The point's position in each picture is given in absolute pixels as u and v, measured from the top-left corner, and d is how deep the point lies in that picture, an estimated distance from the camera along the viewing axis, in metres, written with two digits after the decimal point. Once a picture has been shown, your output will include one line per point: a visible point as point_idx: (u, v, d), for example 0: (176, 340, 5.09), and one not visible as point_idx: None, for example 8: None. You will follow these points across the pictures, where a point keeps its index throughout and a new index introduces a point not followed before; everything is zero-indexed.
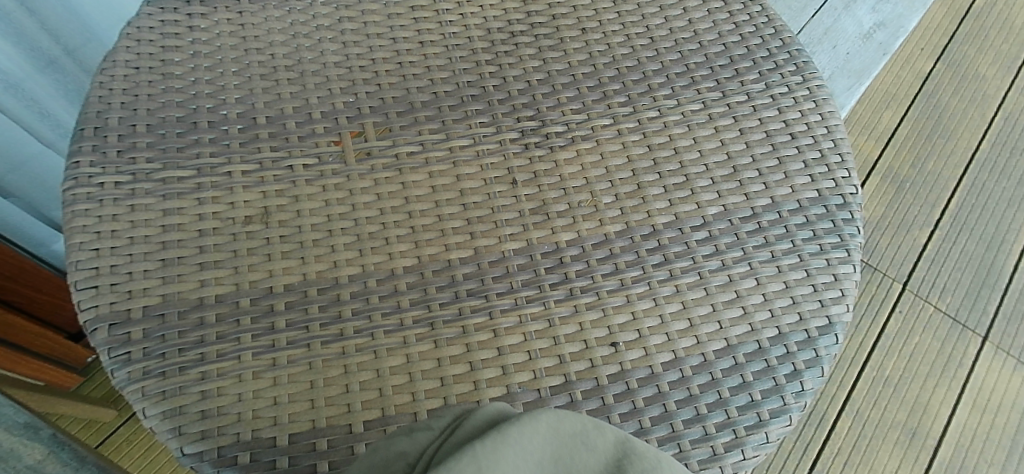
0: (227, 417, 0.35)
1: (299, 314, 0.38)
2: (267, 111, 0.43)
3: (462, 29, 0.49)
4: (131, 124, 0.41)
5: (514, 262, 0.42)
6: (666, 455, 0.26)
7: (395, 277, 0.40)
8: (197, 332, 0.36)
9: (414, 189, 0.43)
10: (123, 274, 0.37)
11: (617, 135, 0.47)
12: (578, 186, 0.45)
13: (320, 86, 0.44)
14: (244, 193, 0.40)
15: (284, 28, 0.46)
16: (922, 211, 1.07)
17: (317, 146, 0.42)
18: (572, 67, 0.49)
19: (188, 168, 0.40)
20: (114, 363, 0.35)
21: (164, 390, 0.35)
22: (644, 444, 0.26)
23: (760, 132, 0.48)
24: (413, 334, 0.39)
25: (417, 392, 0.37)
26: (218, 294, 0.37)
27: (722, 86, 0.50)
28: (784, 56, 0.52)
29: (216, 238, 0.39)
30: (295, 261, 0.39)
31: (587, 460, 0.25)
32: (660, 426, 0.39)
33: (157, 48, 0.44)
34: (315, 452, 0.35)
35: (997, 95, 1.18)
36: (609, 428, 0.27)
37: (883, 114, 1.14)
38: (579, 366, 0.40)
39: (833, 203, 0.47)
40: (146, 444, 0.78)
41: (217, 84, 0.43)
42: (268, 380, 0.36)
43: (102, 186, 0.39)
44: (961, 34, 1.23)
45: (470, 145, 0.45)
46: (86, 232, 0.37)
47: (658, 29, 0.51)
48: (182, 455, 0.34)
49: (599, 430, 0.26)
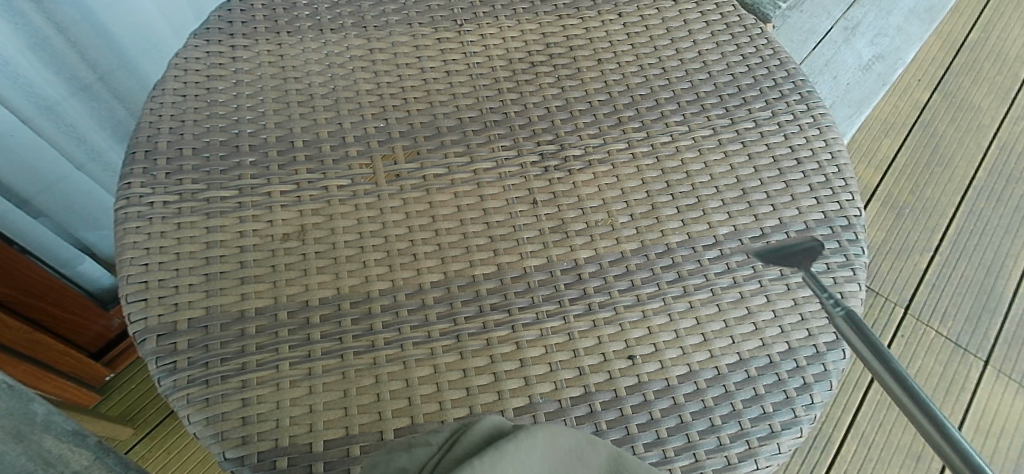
0: (266, 424, 0.36)
1: (334, 327, 0.40)
2: (303, 135, 0.45)
3: (486, 59, 0.52)
4: (178, 148, 0.43)
5: (535, 278, 0.44)
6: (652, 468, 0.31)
7: (423, 292, 0.42)
8: (239, 342, 0.38)
9: (441, 208, 0.45)
10: (170, 288, 0.39)
11: (632, 159, 0.50)
12: (595, 207, 0.47)
13: (353, 112, 0.47)
14: (282, 212, 0.42)
15: (320, 59, 0.49)
16: (922, 236, 1.09)
17: (350, 169, 0.45)
18: (589, 95, 0.52)
19: (230, 188, 0.42)
20: (161, 371, 0.37)
21: (208, 397, 0.36)
22: (633, 459, 0.31)
23: (767, 157, 0.51)
24: (440, 345, 0.40)
25: (444, 401, 0.39)
26: (258, 307, 0.39)
27: (731, 113, 0.52)
28: (788, 85, 0.55)
29: (256, 254, 0.41)
30: (330, 275, 0.41)
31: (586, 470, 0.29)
32: (675, 436, 0.40)
33: (202, 76, 0.46)
34: (348, 458, 0.36)
35: (993, 125, 1.21)
36: (604, 443, 0.32)
37: (882, 142, 1.18)
38: (598, 377, 0.41)
39: (838, 224, 0.49)
40: (160, 463, 0.78)
41: (258, 110, 0.46)
42: (305, 388, 0.38)
43: (152, 205, 0.41)
44: (956, 66, 1.27)
45: (493, 167, 0.47)
46: (136, 248, 0.40)
47: (670, 60, 0.54)
48: (224, 460, 0.36)
49: (594, 445, 0.31)
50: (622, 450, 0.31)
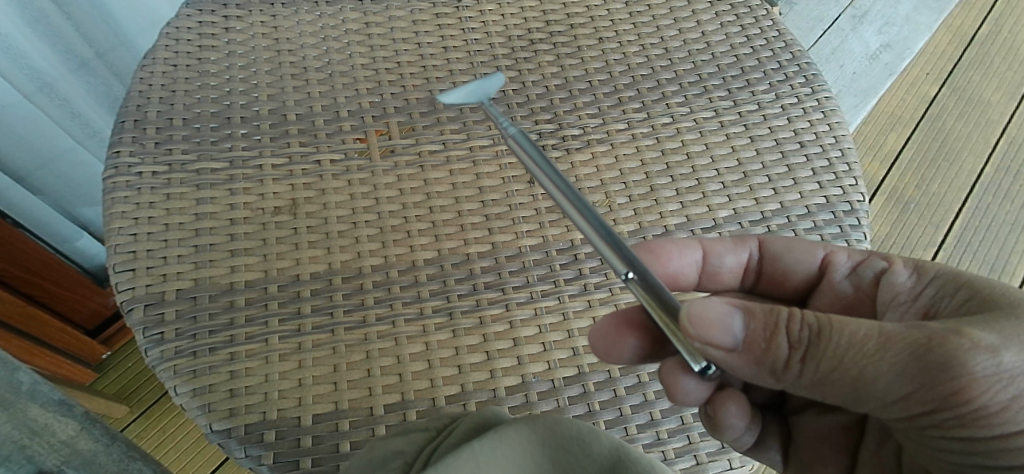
0: (254, 397, 0.36)
1: (324, 301, 0.39)
2: (296, 108, 0.45)
3: (484, 36, 0.51)
4: (168, 118, 0.43)
5: (529, 257, 0.43)
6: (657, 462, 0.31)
7: (416, 269, 0.41)
8: (227, 314, 0.38)
9: (436, 185, 0.45)
10: (158, 259, 0.38)
11: (631, 139, 0.49)
12: (593, 187, 0.47)
13: (348, 87, 0.46)
14: (274, 186, 0.42)
15: (315, 31, 0.48)
16: (926, 231, 1.08)
17: (344, 143, 0.44)
18: (589, 74, 0.51)
19: (221, 160, 0.42)
20: (148, 342, 0.37)
21: (195, 369, 0.36)
22: (639, 452, 0.31)
23: (769, 140, 0.50)
24: (432, 322, 0.40)
25: (435, 378, 0.38)
26: (248, 280, 0.39)
27: (733, 94, 0.51)
28: (793, 68, 0.54)
29: (246, 227, 0.40)
30: (322, 250, 0.41)
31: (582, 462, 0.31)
32: (670, 418, 0.40)
33: (195, 47, 0.46)
34: (337, 432, 0.36)
35: (1001, 120, 1.20)
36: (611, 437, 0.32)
37: (888, 135, 1.17)
38: (592, 358, 0.41)
39: (840, 209, 0.48)
40: (155, 442, 0.78)
41: (251, 82, 0.45)
42: (294, 362, 0.37)
43: (141, 175, 0.40)
44: (966, 60, 1.25)
45: (490, 145, 0.47)
46: (125, 218, 0.39)
47: (672, 40, 0.53)
48: (210, 432, 0.35)
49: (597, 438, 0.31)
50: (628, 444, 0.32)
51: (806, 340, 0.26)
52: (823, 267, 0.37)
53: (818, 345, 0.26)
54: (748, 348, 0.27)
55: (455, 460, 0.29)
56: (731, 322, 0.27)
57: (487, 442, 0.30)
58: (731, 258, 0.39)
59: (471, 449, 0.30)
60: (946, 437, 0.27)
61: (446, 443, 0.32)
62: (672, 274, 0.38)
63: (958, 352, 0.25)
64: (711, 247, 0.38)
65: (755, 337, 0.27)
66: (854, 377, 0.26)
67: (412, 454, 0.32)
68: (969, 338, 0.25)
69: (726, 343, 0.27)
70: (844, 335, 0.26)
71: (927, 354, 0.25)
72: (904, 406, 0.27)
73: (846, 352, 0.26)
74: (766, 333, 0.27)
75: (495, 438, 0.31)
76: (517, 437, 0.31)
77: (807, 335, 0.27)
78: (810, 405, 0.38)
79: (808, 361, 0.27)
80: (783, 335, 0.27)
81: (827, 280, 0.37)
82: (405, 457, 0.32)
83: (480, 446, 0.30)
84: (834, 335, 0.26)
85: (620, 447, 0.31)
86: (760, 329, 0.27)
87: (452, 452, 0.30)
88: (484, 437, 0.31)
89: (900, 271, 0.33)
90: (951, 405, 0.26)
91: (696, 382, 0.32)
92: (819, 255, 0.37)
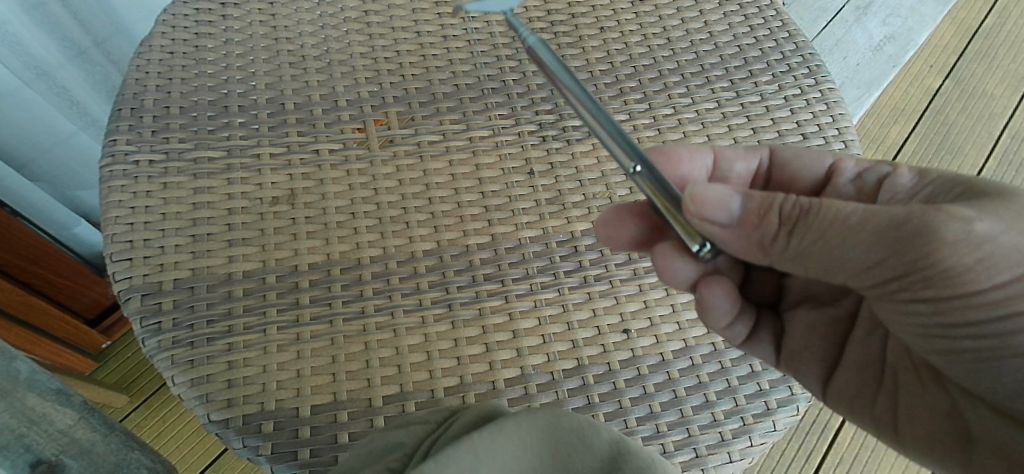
0: (252, 387, 0.36)
1: (323, 292, 0.39)
2: (294, 98, 0.44)
3: (484, 25, 0.50)
4: (165, 106, 0.42)
5: (529, 248, 0.43)
6: (657, 455, 0.32)
7: (415, 260, 0.41)
8: (225, 304, 0.37)
9: (435, 176, 0.44)
10: (156, 248, 0.38)
11: (632, 131, 0.49)
12: (593, 178, 0.47)
13: (346, 76, 0.46)
14: (272, 175, 0.41)
15: (313, 20, 0.47)
16: None
17: (342, 133, 0.44)
18: (590, 64, 0.50)
19: (218, 149, 0.41)
20: (145, 332, 0.36)
21: (193, 359, 0.36)
22: (638, 445, 0.32)
23: (772, 132, 0.50)
24: (431, 314, 0.40)
25: (434, 370, 0.38)
26: (246, 270, 0.39)
27: (735, 86, 0.51)
28: (797, 59, 0.53)
29: (244, 217, 0.40)
30: (320, 240, 0.40)
31: (582, 455, 0.31)
32: (669, 411, 0.40)
33: (191, 34, 0.45)
34: (336, 423, 0.36)
35: (1004, 113, 1.19)
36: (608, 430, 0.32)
37: (891, 128, 1.16)
38: (592, 350, 0.41)
39: None
40: (155, 432, 0.78)
41: (248, 70, 0.44)
42: (292, 353, 0.37)
43: (137, 164, 0.40)
44: (970, 52, 1.24)
45: (490, 135, 0.46)
46: (121, 207, 0.39)
47: (675, 31, 0.53)
48: (209, 422, 0.35)
49: (596, 431, 0.32)
50: (625, 436, 0.32)
51: (796, 214, 0.28)
52: (831, 177, 0.38)
53: (807, 221, 0.28)
54: (744, 224, 0.28)
55: (456, 452, 0.29)
56: (729, 202, 0.28)
57: (488, 434, 0.30)
58: (741, 165, 0.40)
59: (471, 440, 0.30)
60: (919, 304, 0.30)
61: (446, 433, 0.32)
62: (683, 177, 0.38)
63: (930, 219, 0.27)
64: (724, 152, 0.40)
65: (751, 215, 0.28)
66: (836, 244, 0.28)
67: (413, 446, 0.32)
68: (941, 211, 0.27)
69: (723, 219, 0.28)
70: (828, 211, 0.28)
71: (902, 224, 0.27)
72: (879, 277, 0.29)
73: (829, 225, 0.28)
74: (761, 211, 0.28)
75: (496, 430, 0.30)
76: (518, 430, 0.31)
77: (797, 209, 0.28)
78: (804, 301, 0.39)
79: (795, 235, 0.28)
80: (776, 212, 0.28)
81: (831, 184, 0.37)
82: (405, 448, 0.32)
83: (481, 437, 0.30)
84: (821, 210, 0.28)
85: (618, 440, 0.31)
86: (754, 207, 0.28)
87: (453, 445, 0.29)
88: (484, 430, 0.30)
89: (904, 174, 0.34)
90: (922, 273, 0.28)
91: (686, 262, 0.34)
92: (827, 164, 0.38)
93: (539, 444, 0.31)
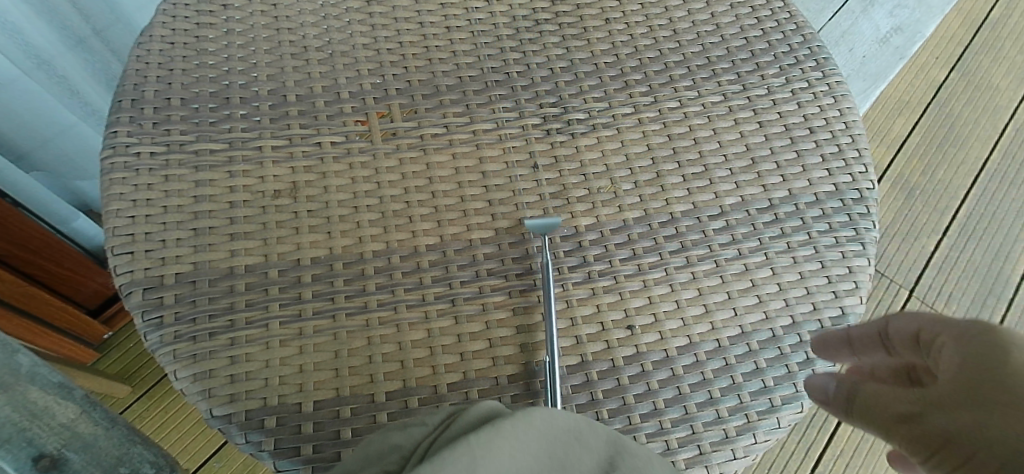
0: (255, 383, 0.36)
1: (325, 286, 0.39)
2: (296, 89, 0.44)
3: (488, 16, 0.50)
4: (165, 98, 0.42)
5: (533, 243, 0.43)
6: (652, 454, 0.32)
7: (418, 255, 0.41)
8: (227, 299, 0.37)
9: (439, 170, 0.44)
10: (157, 242, 0.38)
11: (638, 124, 0.48)
12: (598, 173, 0.46)
13: (348, 67, 0.45)
14: (273, 168, 0.41)
15: (315, 10, 0.47)
16: (930, 219, 1.08)
17: (345, 126, 0.43)
18: (595, 56, 0.50)
19: (220, 141, 0.41)
20: (147, 326, 0.36)
21: (195, 353, 0.36)
22: (633, 443, 0.32)
23: (779, 125, 0.49)
24: (434, 309, 0.40)
25: (437, 366, 0.38)
26: (248, 264, 0.38)
27: (742, 79, 0.50)
28: (804, 51, 0.52)
29: (246, 211, 0.40)
30: (323, 235, 0.40)
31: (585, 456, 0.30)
32: (673, 408, 0.40)
33: (192, 24, 0.45)
34: (339, 419, 0.36)
35: (1010, 106, 1.18)
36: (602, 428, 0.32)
37: (895, 121, 1.15)
38: (595, 346, 0.41)
39: (849, 197, 0.48)
40: (157, 423, 0.79)
41: (249, 62, 0.44)
42: (295, 348, 0.37)
43: (138, 156, 0.40)
44: (977, 43, 1.23)
45: (494, 128, 0.46)
46: (122, 200, 0.38)
47: (681, 22, 0.52)
48: (211, 417, 0.35)
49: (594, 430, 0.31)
50: (621, 435, 0.32)
51: (851, 407, 0.26)
52: None
53: (853, 402, 0.26)
54: (833, 403, 0.28)
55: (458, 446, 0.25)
56: (826, 384, 0.29)
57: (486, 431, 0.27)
58: None
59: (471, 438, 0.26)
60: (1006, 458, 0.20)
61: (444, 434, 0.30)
62: None
63: (936, 410, 0.23)
64: None
65: (838, 397, 0.27)
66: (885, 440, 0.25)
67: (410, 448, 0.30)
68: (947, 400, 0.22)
69: (820, 393, 0.28)
70: (870, 392, 0.26)
71: (911, 416, 0.23)
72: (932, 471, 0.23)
73: (863, 405, 0.25)
74: (844, 396, 0.27)
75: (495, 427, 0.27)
76: (517, 428, 0.28)
77: (849, 403, 0.26)
78: None
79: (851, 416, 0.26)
80: (849, 390, 0.27)
81: None
82: (403, 451, 0.30)
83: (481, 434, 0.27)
84: (865, 396, 0.26)
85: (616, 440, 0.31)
86: (845, 388, 0.27)
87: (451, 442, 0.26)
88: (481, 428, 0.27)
89: None
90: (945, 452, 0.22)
91: None
92: None
93: (538, 443, 0.28)
